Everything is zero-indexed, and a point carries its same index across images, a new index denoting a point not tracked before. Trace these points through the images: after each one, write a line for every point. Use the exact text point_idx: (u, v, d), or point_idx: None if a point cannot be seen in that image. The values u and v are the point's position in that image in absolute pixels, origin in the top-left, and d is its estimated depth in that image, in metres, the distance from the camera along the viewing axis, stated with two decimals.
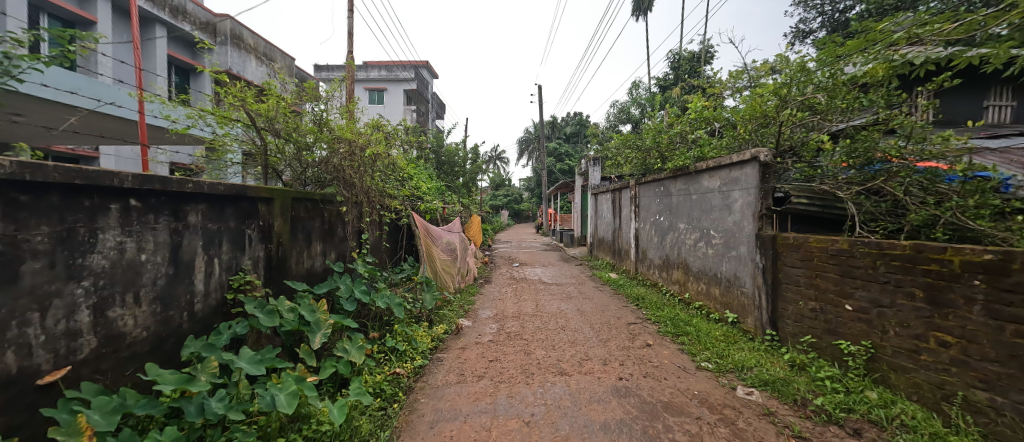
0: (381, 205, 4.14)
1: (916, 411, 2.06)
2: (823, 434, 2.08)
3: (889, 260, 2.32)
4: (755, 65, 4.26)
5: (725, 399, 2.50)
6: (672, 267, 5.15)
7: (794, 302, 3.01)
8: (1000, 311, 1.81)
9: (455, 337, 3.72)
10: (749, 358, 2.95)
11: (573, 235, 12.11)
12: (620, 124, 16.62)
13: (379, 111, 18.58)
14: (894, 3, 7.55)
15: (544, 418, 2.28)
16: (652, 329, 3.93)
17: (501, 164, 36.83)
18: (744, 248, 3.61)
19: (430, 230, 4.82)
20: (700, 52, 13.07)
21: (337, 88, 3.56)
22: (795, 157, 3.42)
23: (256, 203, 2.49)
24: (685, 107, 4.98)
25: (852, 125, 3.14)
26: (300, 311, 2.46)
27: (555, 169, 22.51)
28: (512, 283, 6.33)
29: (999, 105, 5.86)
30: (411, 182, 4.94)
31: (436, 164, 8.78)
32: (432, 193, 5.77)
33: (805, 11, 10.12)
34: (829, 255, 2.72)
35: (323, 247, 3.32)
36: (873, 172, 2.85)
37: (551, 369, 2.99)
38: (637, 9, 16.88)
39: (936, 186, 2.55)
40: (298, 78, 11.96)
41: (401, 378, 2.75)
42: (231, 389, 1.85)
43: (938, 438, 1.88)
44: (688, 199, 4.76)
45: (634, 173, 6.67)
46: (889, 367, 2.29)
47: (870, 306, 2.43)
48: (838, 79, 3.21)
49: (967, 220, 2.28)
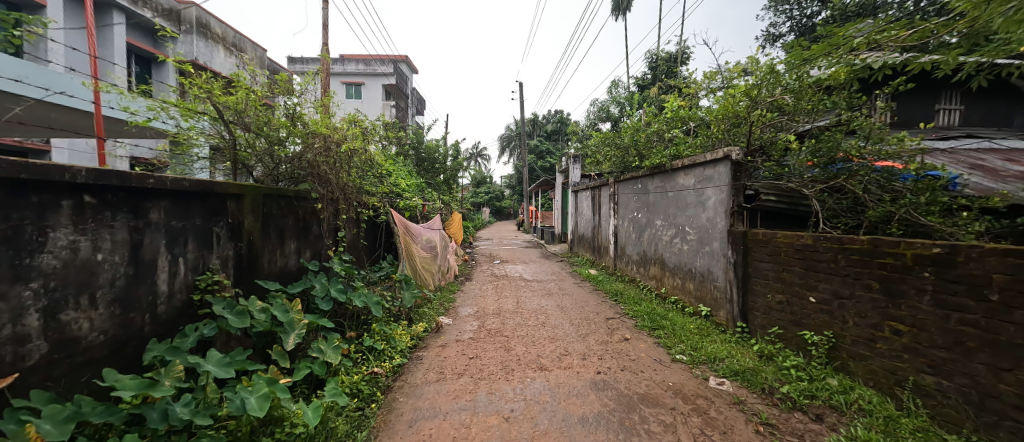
0: (359, 202, 4.03)
1: (873, 396, 2.20)
2: (788, 420, 2.19)
3: (849, 255, 2.45)
4: (727, 66, 4.37)
5: (698, 390, 2.59)
6: (649, 263, 5.25)
7: (763, 295, 3.14)
8: (946, 301, 1.95)
9: (435, 335, 3.68)
10: (721, 350, 3.05)
11: (554, 232, 12.20)
12: (600, 122, 16.83)
13: (356, 106, 18.10)
14: (856, 10, 7.91)
15: (523, 413, 2.30)
16: (630, 323, 4.01)
17: (483, 162, 36.15)
18: (717, 243, 3.72)
19: (410, 228, 4.74)
20: (677, 53, 13.36)
21: (312, 81, 3.44)
22: (764, 156, 3.49)
23: (225, 200, 2.40)
24: (662, 106, 5.09)
25: (816, 126, 3.28)
26: (271, 312, 2.39)
27: (536, 167, 22.68)
28: (493, 281, 6.33)
29: (949, 108, 6.25)
30: (390, 178, 4.83)
31: (416, 161, 8.66)
32: (412, 190, 5.68)
33: (774, 15, 10.46)
34: (796, 250, 2.84)
35: (298, 245, 3.21)
36: (834, 171, 2.95)
37: (531, 365, 3.01)
38: (616, 10, 17.05)
39: (892, 185, 2.69)
40: (271, 70, 11.58)
41: (379, 378, 2.71)
42: (199, 393, 1.78)
43: (892, 420, 2.01)
44: (664, 197, 4.86)
45: (613, 171, 6.78)
46: (848, 356, 2.43)
47: (831, 298, 2.57)
48: (804, 81, 3.35)
49: (919, 217, 2.45)
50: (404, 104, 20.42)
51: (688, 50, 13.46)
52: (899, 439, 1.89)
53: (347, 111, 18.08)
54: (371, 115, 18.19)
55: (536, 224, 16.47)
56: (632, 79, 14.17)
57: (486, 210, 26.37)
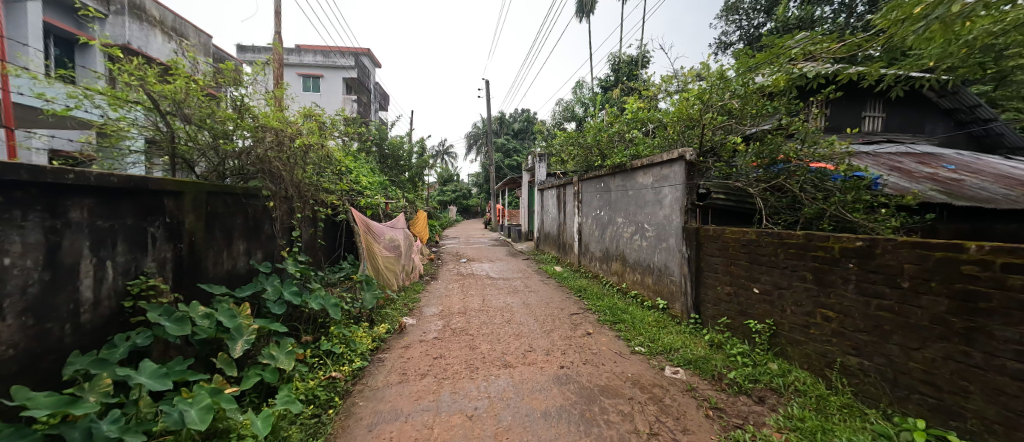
0: (316, 200, 3.83)
1: (807, 378, 2.41)
2: (734, 404, 2.35)
3: (787, 249, 2.66)
4: (682, 70, 4.58)
5: (655, 379, 2.71)
6: (611, 260, 5.42)
7: (714, 287, 3.33)
8: (867, 289, 2.16)
9: (398, 336, 3.59)
10: (676, 341, 3.21)
11: (521, 230, 12.31)
12: (565, 122, 17.14)
13: (313, 99, 17.26)
14: (796, 22, 8.57)
15: (487, 411, 2.31)
16: (593, 318, 4.12)
17: (450, 160, 35.67)
18: (673, 240, 3.90)
19: (371, 227, 4.58)
20: (637, 57, 13.86)
21: (262, 71, 3.23)
22: (715, 157, 3.71)
23: (161, 198, 2.21)
24: (623, 108, 5.27)
25: (761, 129, 3.50)
26: (217, 317, 2.24)
27: (504, 165, 22.76)
28: (459, 279, 6.28)
29: (873, 115, 6.89)
30: (351, 175, 4.64)
31: (379, 158, 8.39)
32: (374, 188, 5.49)
33: (725, 24, 11.11)
34: (743, 245, 3.04)
35: (247, 246, 3.01)
36: (776, 171, 3.19)
37: (496, 363, 3.01)
38: (580, 12, 17.43)
39: (824, 184, 2.93)
40: (217, 58, 10.80)
41: (338, 382, 2.60)
42: (130, 409, 1.64)
43: (822, 399, 2.22)
44: (625, 195, 5.03)
45: (577, 169, 6.92)
46: (787, 341, 2.64)
47: (772, 288, 2.77)
48: (749, 87, 3.59)
49: (846, 213, 2.69)
50: (367, 99, 19.74)
51: (648, 54, 14.00)
52: (828, 415, 2.08)
53: (304, 104, 17.23)
54: (331, 109, 17.44)
55: (503, 223, 16.53)
56: (596, 81, 14.52)
57: (453, 209, 26.06)
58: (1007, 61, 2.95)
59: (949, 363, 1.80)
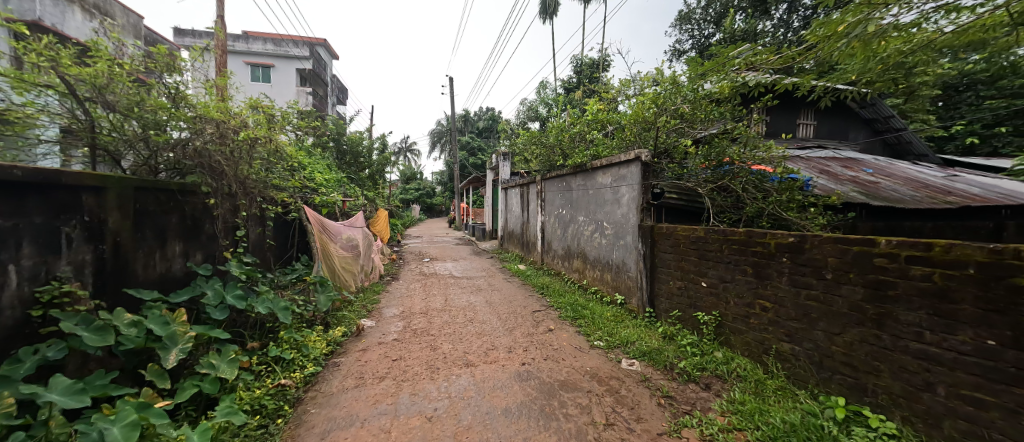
0: (265, 197, 3.59)
1: (747, 364, 2.60)
2: (684, 391, 2.50)
3: (731, 245, 2.85)
4: (639, 75, 4.78)
5: (612, 372, 2.82)
6: (572, 257, 5.54)
7: (667, 282, 3.51)
8: (798, 281, 2.37)
9: (355, 339, 3.46)
10: (633, 334, 3.35)
11: (485, 229, 12.28)
12: (530, 122, 17.31)
13: (263, 90, 16.15)
14: (741, 35, 9.21)
15: (447, 411, 2.28)
16: (555, 315, 4.21)
17: (414, 157, 34.82)
18: (630, 237, 4.05)
19: (326, 225, 4.37)
20: (598, 60, 14.26)
21: (201, 58, 2.98)
22: (668, 158, 3.82)
23: (79, 194, 1.98)
24: (584, 109, 5.41)
25: (710, 133, 3.73)
26: (146, 325, 2.04)
27: (468, 164, 22.58)
28: (422, 279, 6.16)
29: (806, 123, 7.55)
30: (304, 172, 4.40)
31: (336, 154, 8.02)
32: (331, 185, 5.25)
33: (679, 33, 11.70)
34: (692, 242, 3.22)
35: (184, 247, 2.77)
36: (722, 172, 3.41)
37: (457, 363, 2.99)
38: (543, 13, 17.69)
39: (764, 185, 3.20)
40: (150, 41, 9.84)
41: (288, 390, 2.46)
42: (36, 431, 1.45)
43: (760, 382, 2.41)
44: (586, 194, 5.16)
45: (540, 169, 7.02)
46: (730, 331, 2.84)
47: (718, 282, 2.96)
48: (699, 94, 3.81)
49: (782, 213, 2.98)
50: (323, 92, 18.81)
51: (608, 58, 14.47)
52: (764, 397, 2.27)
53: (252, 95, 16.07)
54: (283, 101, 16.44)
55: (468, 222, 16.42)
56: (559, 82, 14.77)
57: (416, 207, 25.49)
58: (914, 79, 3.34)
59: (864, 346, 2.01)
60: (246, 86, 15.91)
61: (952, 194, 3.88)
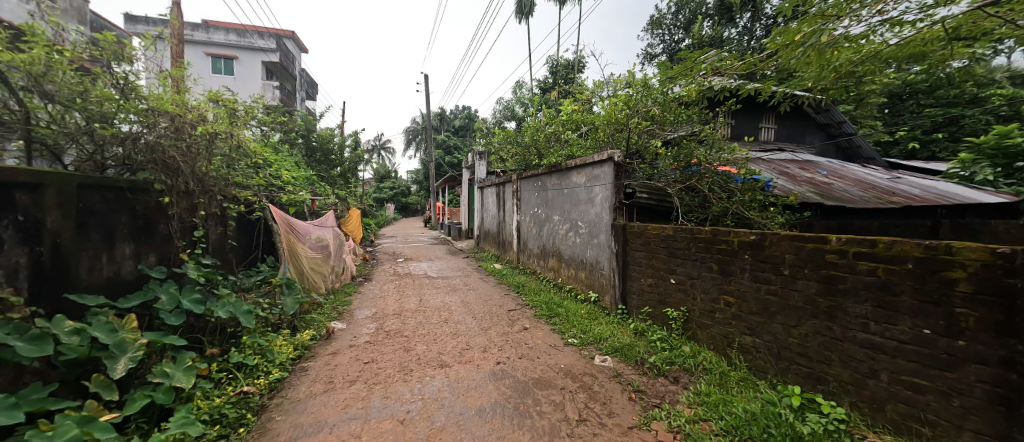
0: (227, 196, 3.42)
1: (713, 357, 2.71)
2: (654, 385, 2.57)
3: (698, 243, 2.96)
4: (612, 77, 4.88)
5: (585, 368, 2.87)
6: (548, 256, 5.59)
7: (638, 279, 3.60)
8: (759, 277, 2.49)
9: (324, 342, 3.36)
10: (606, 331, 3.42)
11: (461, 228, 12.21)
12: (506, 121, 17.34)
13: (225, 83, 15.37)
14: (709, 41, 9.58)
15: (420, 413, 2.25)
16: (530, 313, 4.23)
17: (388, 155, 34.07)
18: (604, 236, 4.13)
19: (294, 225, 4.20)
20: (573, 62, 14.45)
21: (153, 46, 2.80)
22: (640, 159, 3.92)
23: (11, 191, 1.82)
24: (559, 109, 5.47)
25: (679, 134, 3.85)
26: (91, 333, 1.90)
27: (444, 162, 22.34)
28: (396, 279, 6.05)
29: (768, 127, 7.91)
30: (270, 169, 4.22)
31: (305, 151, 7.73)
32: (300, 183, 5.06)
33: (650, 37, 12.04)
34: (662, 240, 3.32)
35: (136, 248, 2.59)
36: (690, 173, 3.54)
37: (431, 363, 2.96)
38: (519, 13, 17.78)
39: (729, 185, 3.36)
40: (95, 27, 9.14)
41: (251, 397, 2.35)
42: None
43: (724, 374, 2.52)
44: (560, 194, 5.22)
45: (516, 168, 7.04)
46: (697, 326, 2.95)
47: (686, 278, 3.07)
48: (668, 96, 3.93)
49: (745, 212, 3.14)
50: (291, 87, 18.11)
51: (582, 60, 14.71)
52: (728, 388, 2.37)
53: (213, 88, 15.25)
54: (248, 95, 15.71)
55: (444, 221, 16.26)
56: (535, 82, 14.87)
57: (391, 206, 25.02)
58: (862, 87, 3.59)
59: (817, 337, 2.14)
60: (206, 78, 15.08)
61: (896, 195, 4.19)
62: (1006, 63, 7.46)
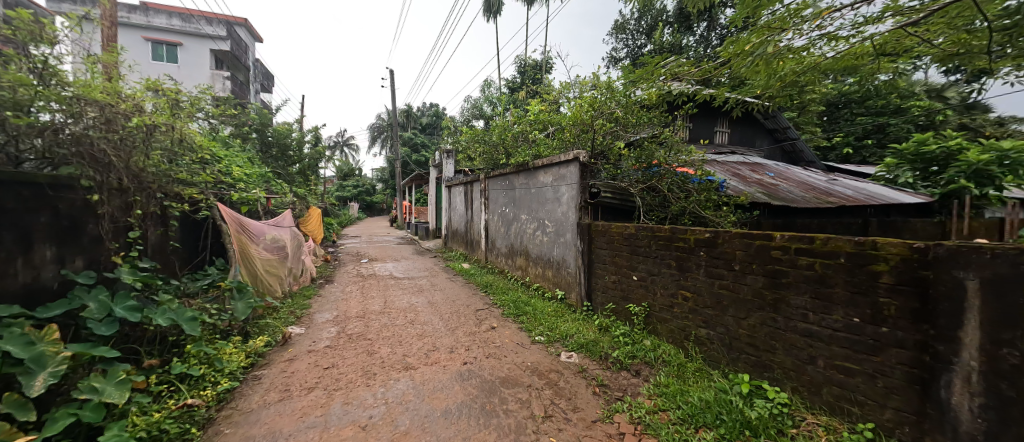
0: (170, 193, 3.16)
1: (671, 349, 2.85)
2: (617, 379, 2.66)
3: (657, 241, 3.08)
4: (578, 78, 4.98)
5: (552, 365, 2.91)
6: (516, 255, 5.63)
7: (603, 277, 3.70)
8: (712, 272, 2.63)
9: (280, 349, 3.19)
10: (572, 328, 3.49)
11: (428, 228, 12.02)
12: (475, 120, 17.26)
13: (167, 71, 14.18)
14: (669, 47, 10.02)
15: (383, 418, 2.19)
16: (498, 312, 4.24)
17: (352, 152, 32.81)
18: (570, 235, 4.21)
19: (246, 225, 3.95)
20: (541, 62, 14.62)
21: (80, 28, 2.55)
22: (604, 159, 4.06)
23: None
24: (526, 109, 5.52)
25: (641, 136, 4.00)
26: (2, 346, 1.69)
27: (411, 160, 21.86)
28: (359, 281, 5.86)
29: (722, 131, 8.38)
30: (219, 165, 3.94)
31: (260, 146, 7.29)
32: (253, 180, 4.76)
33: (614, 41, 12.41)
34: (625, 238, 3.43)
35: (58, 251, 2.34)
36: (652, 174, 3.71)
37: (396, 366, 2.89)
38: (487, 11, 17.75)
39: (686, 186, 3.60)
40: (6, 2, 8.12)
41: (196, 410, 2.19)
42: None
43: (681, 365, 2.64)
44: (528, 193, 5.25)
45: (484, 167, 7.02)
46: (657, 320, 3.09)
47: (647, 275, 3.20)
48: (631, 99, 4.07)
49: (702, 212, 3.42)
50: (244, 77, 17.02)
51: (550, 60, 14.91)
52: (685, 379, 2.50)
53: (153, 75, 14.01)
54: (194, 84, 14.60)
55: (410, 220, 15.92)
56: (503, 81, 14.92)
57: (355, 205, 24.14)
58: (803, 95, 3.89)
59: (763, 327, 2.29)
60: (145, 65, 13.84)
61: (833, 196, 4.58)
62: (922, 79, 8.39)
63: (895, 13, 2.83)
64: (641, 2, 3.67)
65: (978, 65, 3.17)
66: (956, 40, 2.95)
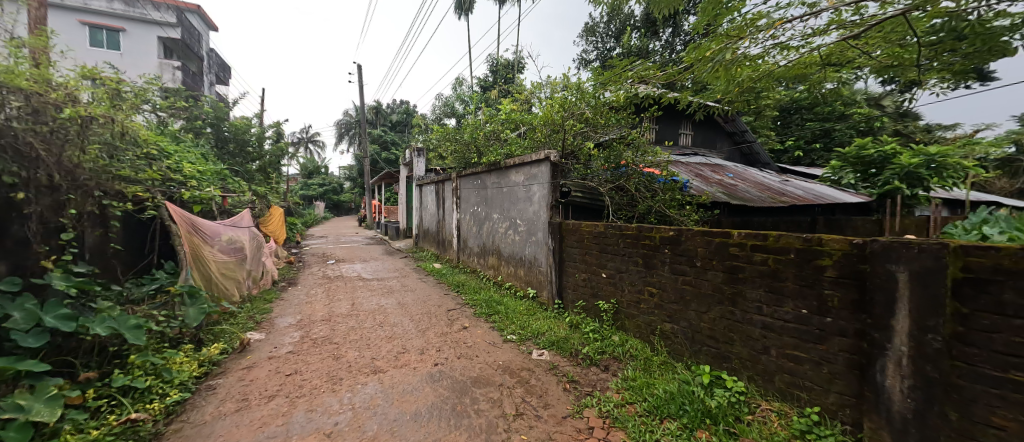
0: (111, 192, 2.91)
1: (638, 344, 2.94)
2: (587, 375, 2.72)
3: (625, 239, 3.18)
4: (549, 78, 5.03)
5: (523, 363, 2.94)
6: (488, 254, 5.62)
7: (573, 275, 3.77)
8: (676, 269, 2.74)
9: (237, 356, 3.02)
10: (543, 325, 3.53)
11: (399, 227, 11.76)
12: (446, 118, 17.06)
13: (108, 59, 13.05)
14: (636, 51, 10.32)
15: (349, 424, 2.13)
16: (469, 312, 4.22)
17: (319, 149, 31.51)
18: (541, 234, 4.25)
19: (199, 225, 3.70)
20: (513, 62, 14.66)
21: None
22: (575, 159, 4.08)
23: None
24: (498, 108, 5.51)
25: (610, 137, 4.10)
26: None
27: (382, 159, 21.30)
28: (325, 283, 5.65)
29: (685, 133, 8.73)
30: (168, 161, 3.67)
31: (215, 142, 6.86)
32: (207, 178, 4.47)
33: (584, 43, 12.63)
34: (594, 237, 3.51)
35: None
36: (620, 173, 3.84)
37: (364, 370, 2.81)
38: (459, 8, 17.58)
39: (653, 186, 3.74)
40: None
41: (142, 425, 2.03)
42: None
43: (648, 359, 2.74)
44: (500, 192, 5.26)
45: (456, 166, 6.96)
46: (625, 316, 3.18)
47: (615, 272, 3.29)
48: (600, 101, 4.15)
49: (667, 211, 3.59)
50: (198, 68, 15.96)
51: (522, 60, 14.98)
52: (651, 372, 2.59)
53: (91, 63, 12.85)
54: (139, 74, 13.55)
55: (380, 220, 15.50)
56: (475, 79, 14.84)
57: (322, 204, 23.22)
58: (759, 101, 4.11)
59: (722, 320, 2.41)
60: (81, 52, 12.66)
61: (785, 195, 4.89)
62: (863, 88, 9.15)
63: (839, 27, 3.06)
64: (609, 6, 3.76)
65: (909, 77, 3.49)
66: (891, 53, 3.22)
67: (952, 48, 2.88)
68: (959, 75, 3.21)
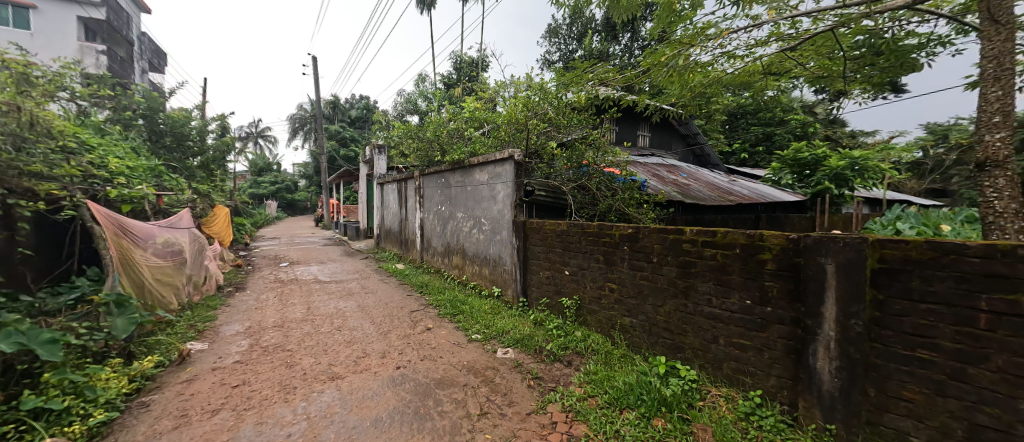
0: (19, 189, 2.57)
1: (599, 339, 3.04)
2: (550, 370, 2.77)
3: (587, 237, 3.26)
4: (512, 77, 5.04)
5: (488, 362, 2.94)
6: (452, 254, 5.56)
7: (537, 273, 3.82)
8: (634, 265, 2.85)
9: (177, 370, 2.77)
10: (508, 324, 3.55)
11: (359, 227, 11.32)
12: (409, 115, 16.65)
13: (13, 38, 11.41)
14: (596, 54, 10.60)
15: (304, 435, 2.02)
16: (433, 313, 4.15)
17: (271, 145, 29.57)
18: (505, 232, 4.27)
19: (130, 227, 3.36)
20: (477, 60, 14.58)
21: None
22: (539, 158, 4.14)
23: None
24: (461, 105, 5.45)
25: (572, 137, 4.19)
26: None
27: (341, 156, 20.39)
28: (278, 287, 5.33)
29: (642, 134, 9.09)
30: (90, 156, 3.29)
31: (148, 135, 6.23)
32: (140, 174, 4.05)
33: (547, 44, 12.79)
34: (558, 235, 3.58)
35: None
36: (581, 173, 3.97)
37: (320, 377, 2.69)
38: (421, 2, 17.21)
39: (612, 185, 3.90)
40: None
41: None
42: None
43: (609, 353, 2.84)
44: (464, 191, 5.21)
45: (419, 164, 6.81)
46: (587, 312, 3.27)
47: (577, 270, 3.37)
48: (562, 101, 4.23)
49: (626, 209, 3.78)
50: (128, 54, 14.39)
51: (486, 59, 14.94)
52: (611, 365, 2.68)
53: None
54: (54, 58, 11.99)
55: (338, 220, 14.82)
56: (439, 76, 14.62)
57: (275, 204, 21.83)
58: (708, 105, 4.37)
59: (677, 313, 2.55)
60: None
61: (733, 194, 5.23)
62: (799, 96, 10.02)
63: (778, 39, 3.31)
64: (570, 8, 3.82)
65: (836, 87, 3.86)
66: (821, 65, 3.54)
67: (871, 63, 3.22)
68: (877, 87, 3.59)
